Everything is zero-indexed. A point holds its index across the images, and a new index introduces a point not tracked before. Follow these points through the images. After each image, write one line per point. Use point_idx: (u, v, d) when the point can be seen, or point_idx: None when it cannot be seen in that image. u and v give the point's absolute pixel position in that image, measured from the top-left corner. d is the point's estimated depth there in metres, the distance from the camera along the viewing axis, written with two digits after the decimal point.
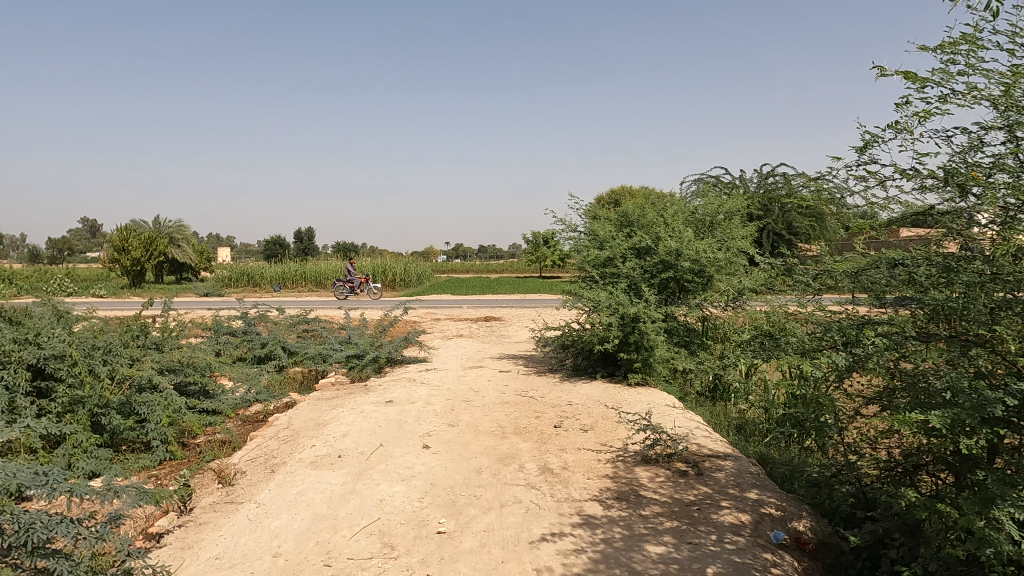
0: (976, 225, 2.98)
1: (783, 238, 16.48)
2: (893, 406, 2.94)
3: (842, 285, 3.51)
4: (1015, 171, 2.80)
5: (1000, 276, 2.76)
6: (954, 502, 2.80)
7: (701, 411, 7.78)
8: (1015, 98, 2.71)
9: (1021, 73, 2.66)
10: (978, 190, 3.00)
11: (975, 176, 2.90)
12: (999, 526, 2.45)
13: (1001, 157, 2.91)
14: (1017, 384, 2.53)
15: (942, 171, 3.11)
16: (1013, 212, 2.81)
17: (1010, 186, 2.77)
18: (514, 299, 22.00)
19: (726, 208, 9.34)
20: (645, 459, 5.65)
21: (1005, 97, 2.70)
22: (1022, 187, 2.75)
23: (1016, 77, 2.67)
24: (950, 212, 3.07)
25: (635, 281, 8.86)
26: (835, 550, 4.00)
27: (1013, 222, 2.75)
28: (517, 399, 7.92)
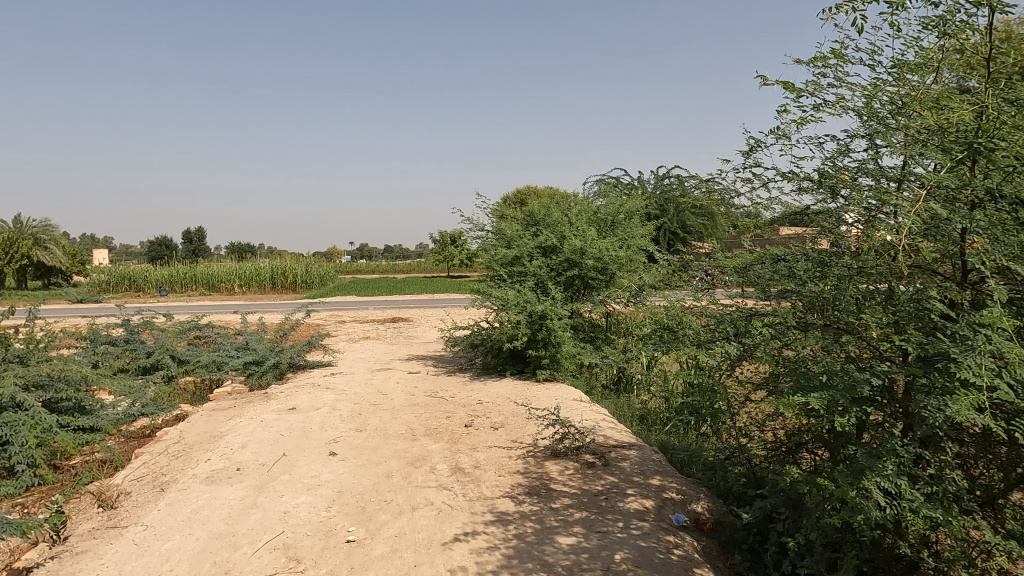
0: (843, 224, 3.24)
1: (678, 237, 17.44)
2: (779, 390, 3.16)
3: (731, 280, 3.73)
4: (876, 176, 3.10)
5: (864, 270, 2.99)
6: (831, 476, 3.05)
7: (606, 404, 8.06)
8: (874, 109, 2.95)
9: (880, 87, 2.93)
10: (846, 193, 3.29)
11: (845, 180, 3.16)
12: (865, 495, 2.68)
13: (864, 163, 3.22)
14: (880, 365, 2.76)
15: (816, 175, 3.39)
16: (875, 211, 3.08)
17: (872, 189, 3.04)
18: (422, 299, 21.75)
19: (626, 208, 9.73)
20: (555, 453, 5.78)
21: (866, 108, 2.93)
22: (882, 190, 3.03)
23: (874, 90, 2.93)
24: (822, 212, 3.35)
25: (541, 280, 9.02)
26: (730, 528, 4.29)
27: (874, 222, 2.90)
28: (427, 400, 7.83)
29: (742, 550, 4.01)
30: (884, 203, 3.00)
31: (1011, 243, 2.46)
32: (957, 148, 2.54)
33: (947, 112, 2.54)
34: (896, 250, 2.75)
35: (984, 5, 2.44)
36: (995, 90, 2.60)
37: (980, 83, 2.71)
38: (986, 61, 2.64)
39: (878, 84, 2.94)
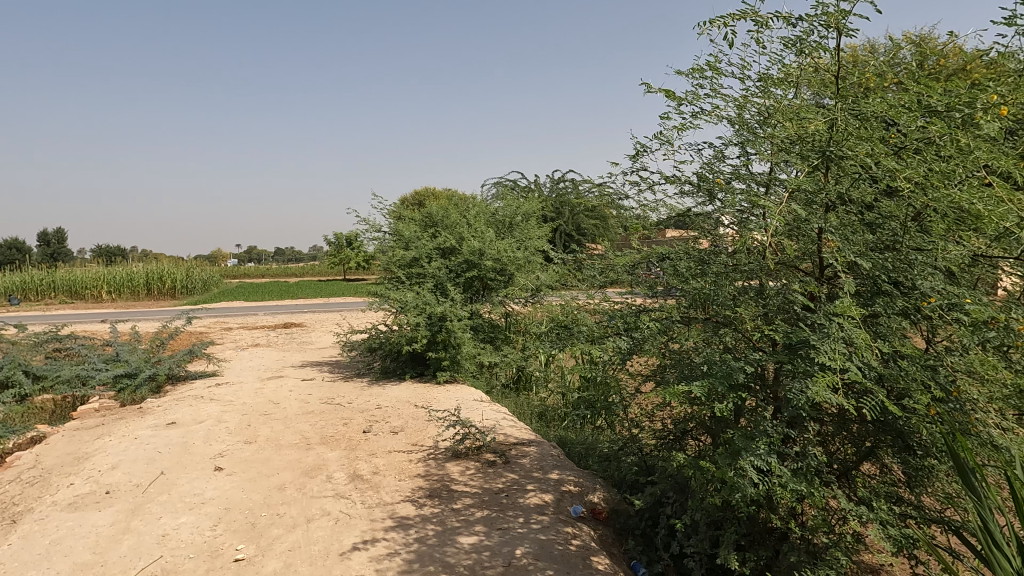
0: (720, 226, 3.49)
1: (573, 239, 18.01)
2: (665, 380, 3.35)
3: (621, 278, 3.90)
4: (748, 180, 3.37)
5: (738, 267, 3.24)
6: (712, 459, 3.27)
7: (506, 403, 8.17)
8: (744, 119, 3.21)
9: (748, 98, 3.18)
10: (722, 196, 3.54)
11: (722, 182, 3.39)
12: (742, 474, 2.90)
13: (736, 168, 3.49)
14: (752, 353, 3.00)
15: (696, 179, 3.63)
16: (747, 213, 3.35)
17: (744, 192, 3.30)
18: (316, 304, 20.91)
19: (523, 210, 9.92)
20: (456, 454, 5.77)
21: (737, 118, 3.18)
22: (753, 194, 3.30)
23: (744, 101, 3.19)
24: (701, 213, 3.59)
25: (440, 281, 8.98)
26: (623, 515, 4.50)
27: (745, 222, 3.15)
28: (322, 408, 7.54)
29: (635, 536, 4.22)
30: (754, 205, 3.26)
31: (858, 240, 2.76)
32: (812, 154, 2.80)
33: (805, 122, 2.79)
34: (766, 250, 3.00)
35: (832, 28, 2.71)
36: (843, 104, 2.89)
37: (831, 99, 3.01)
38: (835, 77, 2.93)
39: (747, 97, 3.20)
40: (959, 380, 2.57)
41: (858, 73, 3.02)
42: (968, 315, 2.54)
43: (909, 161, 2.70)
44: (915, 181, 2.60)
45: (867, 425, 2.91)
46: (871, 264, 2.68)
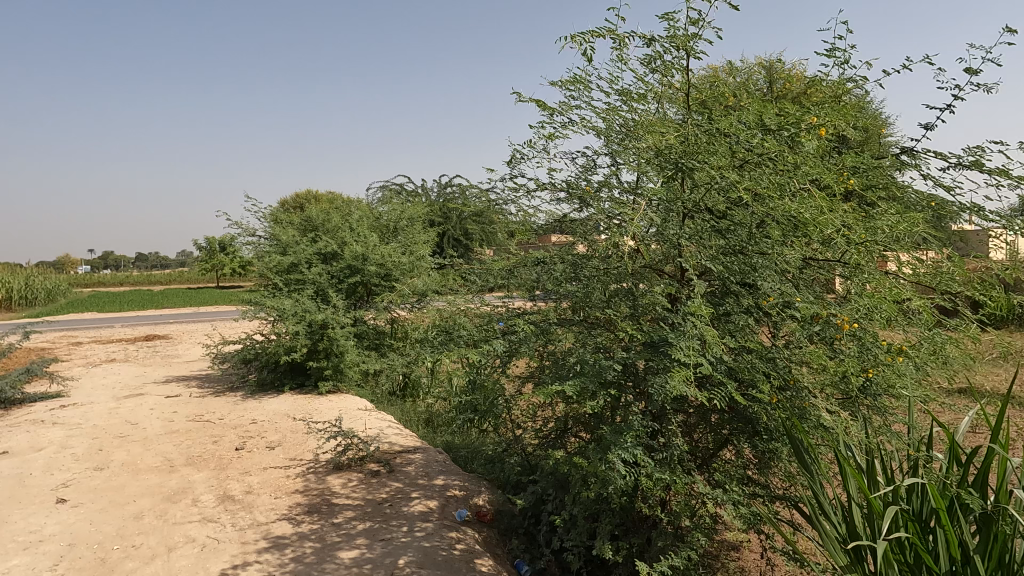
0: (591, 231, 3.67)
1: (460, 244, 18.06)
2: (542, 381, 3.42)
3: (500, 282, 3.97)
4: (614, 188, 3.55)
5: (608, 270, 3.39)
6: (587, 455, 3.38)
7: (391, 411, 8.01)
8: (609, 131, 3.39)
9: (612, 111, 3.37)
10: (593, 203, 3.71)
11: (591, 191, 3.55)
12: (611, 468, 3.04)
13: (605, 177, 3.67)
14: (621, 352, 3.14)
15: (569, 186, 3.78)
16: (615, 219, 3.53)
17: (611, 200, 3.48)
18: (183, 314, 19.31)
19: (408, 214, 9.80)
20: (337, 467, 5.57)
21: (602, 129, 3.35)
22: (619, 201, 3.48)
23: (608, 114, 3.37)
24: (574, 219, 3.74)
25: (321, 287, 8.65)
26: (507, 515, 4.57)
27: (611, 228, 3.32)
28: (189, 426, 6.97)
29: (519, 535, 4.30)
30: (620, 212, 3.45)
31: (708, 246, 3.00)
32: (667, 166, 3.01)
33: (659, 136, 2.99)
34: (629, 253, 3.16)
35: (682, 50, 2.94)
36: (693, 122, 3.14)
37: (685, 115, 3.26)
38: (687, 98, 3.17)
39: (611, 110, 3.38)
40: (793, 370, 2.87)
41: (707, 93, 3.29)
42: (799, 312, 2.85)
43: (748, 175, 2.99)
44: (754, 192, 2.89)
45: (723, 414, 3.15)
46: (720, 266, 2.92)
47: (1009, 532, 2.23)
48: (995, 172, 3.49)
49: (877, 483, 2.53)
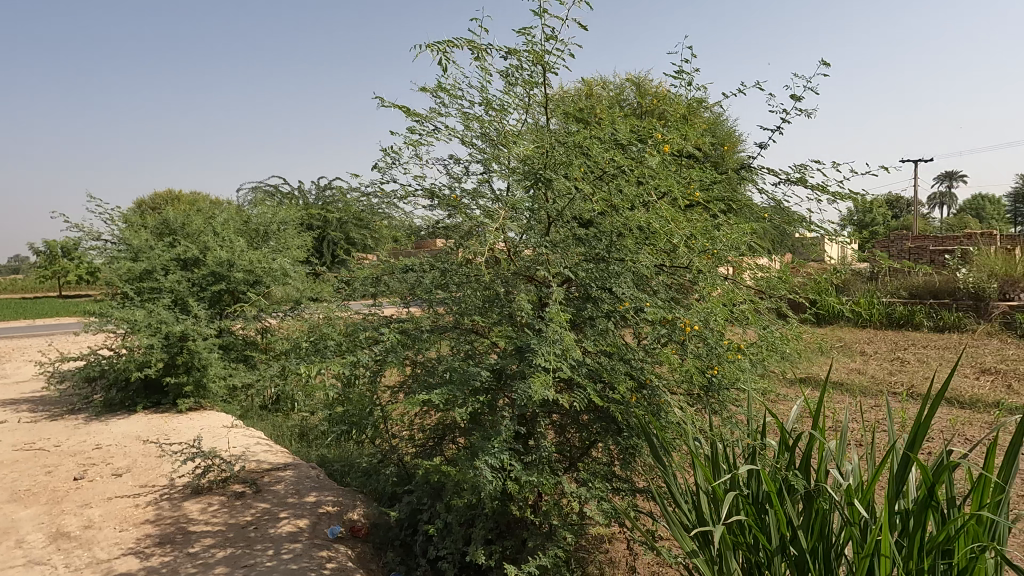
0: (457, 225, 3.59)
1: (340, 248, 17.45)
2: (411, 392, 3.27)
3: (366, 290, 3.83)
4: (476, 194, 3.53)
5: (479, 276, 3.30)
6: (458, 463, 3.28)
7: (262, 426, 7.54)
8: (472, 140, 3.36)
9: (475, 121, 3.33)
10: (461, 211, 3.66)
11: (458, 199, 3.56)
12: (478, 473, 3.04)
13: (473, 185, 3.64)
14: (489, 358, 3.05)
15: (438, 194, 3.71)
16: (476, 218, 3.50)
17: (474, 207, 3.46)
18: (14, 328, 16.96)
19: (280, 217, 9.28)
20: (196, 491, 5.14)
21: (466, 138, 3.32)
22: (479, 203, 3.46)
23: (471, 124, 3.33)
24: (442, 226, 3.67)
25: (180, 296, 7.96)
26: (383, 528, 4.45)
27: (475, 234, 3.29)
28: (16, 456, 6.12)
29: (394, 547, 4.19)
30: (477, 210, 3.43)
31: (569, 254, 3.13)
32: (527, 178, 3.09)
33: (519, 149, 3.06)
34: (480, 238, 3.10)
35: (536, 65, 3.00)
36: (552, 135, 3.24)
37: (545, 126, 3.32)
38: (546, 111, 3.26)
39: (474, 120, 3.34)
40: (648, 370, 3.07)
41: (567, 106, 3.37)
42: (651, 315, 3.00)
43: (604, 187, 3.14)
44: (606, 203, 3.09)
45: (589, 415, 3.29)
46: (579, 271, 3.06)
47: (826, 507, 2.52)
48: (816, 186, 3.94)
49: (720, 471, 2.77)
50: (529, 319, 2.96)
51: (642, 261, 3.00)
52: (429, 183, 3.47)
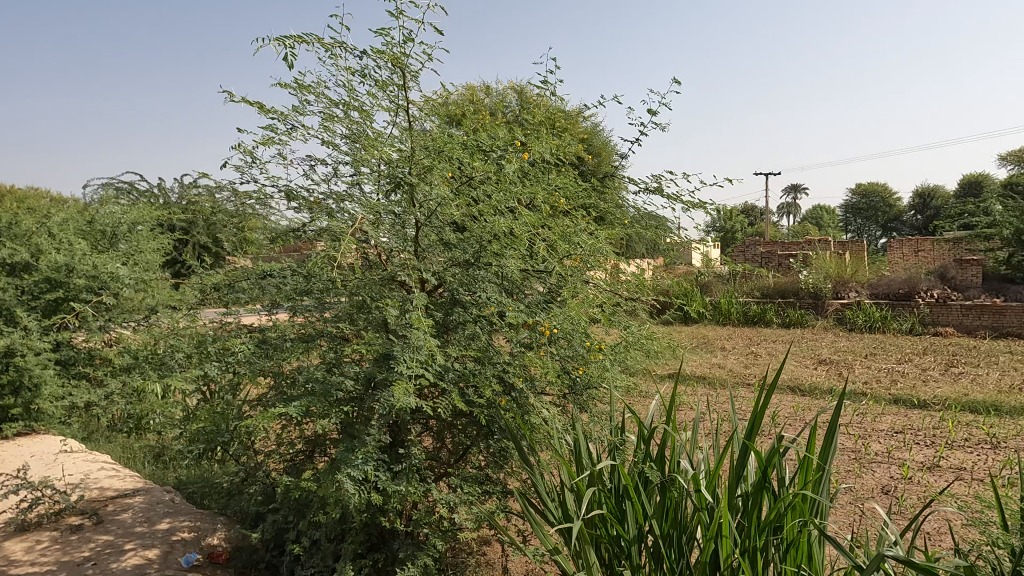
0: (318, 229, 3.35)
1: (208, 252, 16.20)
2: (268, 405, 3.07)
3: (220, 297, 3.53)
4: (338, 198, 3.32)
5: (344, 282, 3.15)
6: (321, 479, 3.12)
7: (109, 449, 6.78)
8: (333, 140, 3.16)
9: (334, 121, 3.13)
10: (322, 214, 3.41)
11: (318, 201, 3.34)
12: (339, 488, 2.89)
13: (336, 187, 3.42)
14: (353, 366, 2.95)
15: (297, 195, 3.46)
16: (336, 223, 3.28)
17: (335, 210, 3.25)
18: None
19: (132, 217, 8.38)
20: (21, 527, 4.51)
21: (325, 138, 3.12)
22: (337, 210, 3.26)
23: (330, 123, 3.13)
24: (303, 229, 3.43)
25: (6, 306, 6.97)
26: (246, 550, 4.15)
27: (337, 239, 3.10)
28: None
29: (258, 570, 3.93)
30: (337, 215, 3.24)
31: (437, 260, 3.16)
32: (388, 181, 2.97)
33: (377, 150, 2.93)
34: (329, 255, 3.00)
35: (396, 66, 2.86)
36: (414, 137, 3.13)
37: (408, 128, 3.19)
38: (408, 113, 3.15)
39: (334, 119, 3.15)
40: (515, 373, 3.16)
41: (433, 108, 3.26)
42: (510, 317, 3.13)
43: (470, 193, 3.18)
44: (470, 212, 3.19)
45: (459, 421, 3.35)
46: (444, 277, 3.12)
47: (676, 495, 2.69)
48: (672, 195, 4.23)
49: (582, 467, 2.87)
50: (393, 325, 2.88)
51: (508, 265, 3.06)
52: (286, 184, 3.24)
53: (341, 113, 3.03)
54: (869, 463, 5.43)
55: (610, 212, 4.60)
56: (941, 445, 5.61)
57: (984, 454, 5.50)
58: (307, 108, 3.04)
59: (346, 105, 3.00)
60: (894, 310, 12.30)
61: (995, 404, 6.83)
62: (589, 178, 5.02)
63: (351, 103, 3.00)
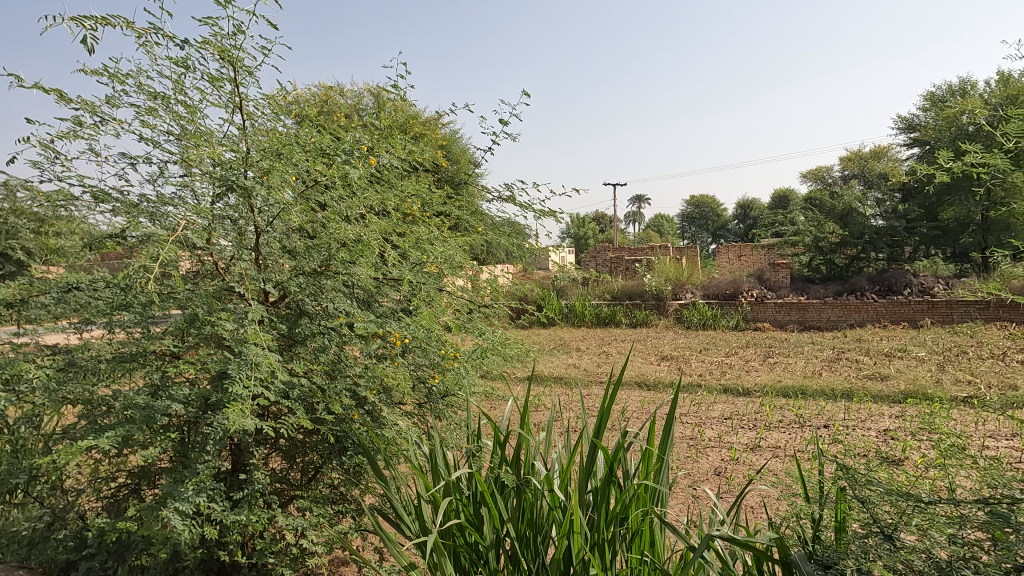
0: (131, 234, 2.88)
1: None
2: (73, 438, 2.64)
3: (10, 313, 2.97)
4: (164, 201, 2.96)
5: (172, 295, 2.81)
6: (142, 517, 2.75)
7: None
8: (154, 137, 2.80)
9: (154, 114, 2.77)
10: (140, 217, 2.96)
11: (138, 204, 2.97)
12: (165, 525, 2.56)
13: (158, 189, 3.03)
14: (180, 389, 2.63)
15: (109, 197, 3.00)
16: (155, 228, 2.88)
17: (157, 214, 2.88)
18: None
19: None
20: None
21: (144, 133, 2.76)
22: (161, 215, 2.89)
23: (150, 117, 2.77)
24: (115, 235, 2.98)
25: None
26: None
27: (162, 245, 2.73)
28: None
29: None
30: (159, 220, 2.87)
31: (279, 269, 2.96)
32: (218, 183, 2.70)
33: (205, 149, 2.65)
34: (148, 266, 2.59)
35: (228, 59, 2.63)
36: (250, 137, 2.89)
37: (244, 127, 2.94)
38: (243, 110, 2.90)
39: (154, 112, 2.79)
40: (368, 386, 3.04)
41: (272, 106, 3.04)
42: (360, 329, 3.00)
43: (316, 198, 3.02)
44: (318, 221, 3.02)
45: (307, 439, 3.15)
46: (288, 287, 2.91)
47: (531, 497, 2.74)
48: (524, 203, 4.36)
49: (438, 478, 2.81)
50: (228, 340, 2.63)
51: (358, 273, 2.94)
52: (96, 184, 2.84)
53: (162, 107, 2.71)
54: (704, 449, 5.98)
55: (465, 218, 4.61)
56: (762, 428, 6.34)
57: (794, 433, 6.29)
58: (120, 100, 2.69)
59: (166, 100, 2.69)
60: (723, 309, 13.71)
61: (802, 388, 7.86)
62: (445, 184, 5.01)
63: (174, 97, 2.70)
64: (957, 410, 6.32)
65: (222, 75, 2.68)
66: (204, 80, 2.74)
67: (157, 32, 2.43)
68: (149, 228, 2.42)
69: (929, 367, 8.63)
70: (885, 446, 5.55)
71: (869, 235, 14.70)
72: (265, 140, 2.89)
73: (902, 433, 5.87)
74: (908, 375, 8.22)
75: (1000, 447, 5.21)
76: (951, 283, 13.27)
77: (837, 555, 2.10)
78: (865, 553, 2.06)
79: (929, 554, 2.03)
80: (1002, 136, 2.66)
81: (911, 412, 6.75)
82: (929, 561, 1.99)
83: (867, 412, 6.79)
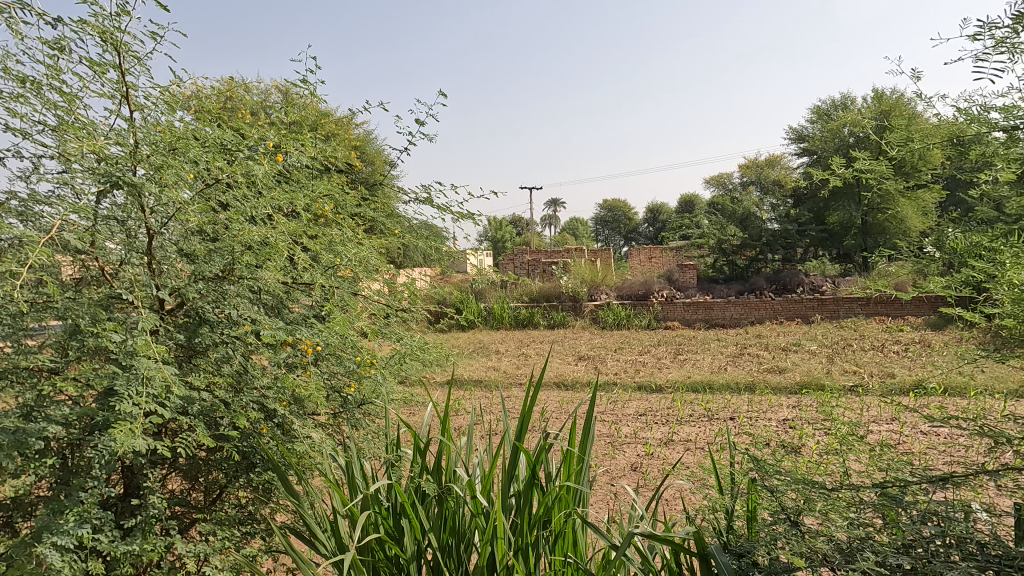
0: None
1: None
2: None
3: None
4: (36, 200, 2.62)
5: (48, 303, 2.50)
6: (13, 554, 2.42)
7: None
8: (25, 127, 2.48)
9: (25, 102, 2.45)
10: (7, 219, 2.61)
11: (5, 204, 2.63)
12: (42, 562, 2.28)
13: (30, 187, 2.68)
14: (59, 408, 2.34)
15: None
16: (25, 230, 2.54)
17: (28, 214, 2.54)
18: None
19: None
20: None
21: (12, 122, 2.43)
22: (32, 215, 2.56)
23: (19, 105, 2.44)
24: None
25: None
26: None
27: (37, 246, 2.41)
28: None
29: None
30: (31, 220, 2.53)
31: (176, 273, 2.73)
32: (102, 179, 2.42)
33: (85, 142, 2.38)
34: (18, 271, 2.28)
35: (113, 44, 2.38)
36: (140, 131, 2.63)
37: (132, 119, 2.67)
38: (131, 101, 2.64)
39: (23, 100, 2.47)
40: (278, 398, 2.86)
41: (166, 98, 2.79)
42: (267, 337, 2.80)
43: (217, 197, 2.81)
44: (220, 221, 2.81)
45: (210, 458, 2.91)
46: (184, 294, 2.67)
47: (452, 505, 2.66)
48: (441, 205, 4.27)
49: (355, 491, 2.67)
50: (115, 354, 2.39)
51: (264, 278, 2.76)
52: None
53: (33, 93, 2.41)
54: (621, 445, 6.13)
55: (380, 220, 4.47)
56: (674, 423, 6.59)
57: (704, 426, 6.59)
58: None
59: (38, 85, 2.39)
60: (636, 309, 14.20)
61: (710, 383, 8.26)
62: (359, 186, 4.84)
63: (47, 83, 2.41)
64: (846, 398, 6.83)
65: (105, 60, 2.42)
66: (83, 66, 2.47)
67: (23, 9, 2.16)
68: (15, 229, 2.13)
69: (820, 359, 9.31)
70: (785, 436, 5.93)
71: (766, 237, 15.67)
72: (157, 134, 2.64)
73: (799, 421, 6.30)
74: (803, 367, 8.85)
75: (882, 430, 5.70)
76: (838, 282, 14.40)
77: (748, 545, 2.17)
78: (776, 540, 2.14)
79: (831, 537, 2.14)
80: (884, 144, 2.87)
81: (806, 402, 7.26)
82: (831, 544, 2.10)
83: (768, 403, 7.23)
